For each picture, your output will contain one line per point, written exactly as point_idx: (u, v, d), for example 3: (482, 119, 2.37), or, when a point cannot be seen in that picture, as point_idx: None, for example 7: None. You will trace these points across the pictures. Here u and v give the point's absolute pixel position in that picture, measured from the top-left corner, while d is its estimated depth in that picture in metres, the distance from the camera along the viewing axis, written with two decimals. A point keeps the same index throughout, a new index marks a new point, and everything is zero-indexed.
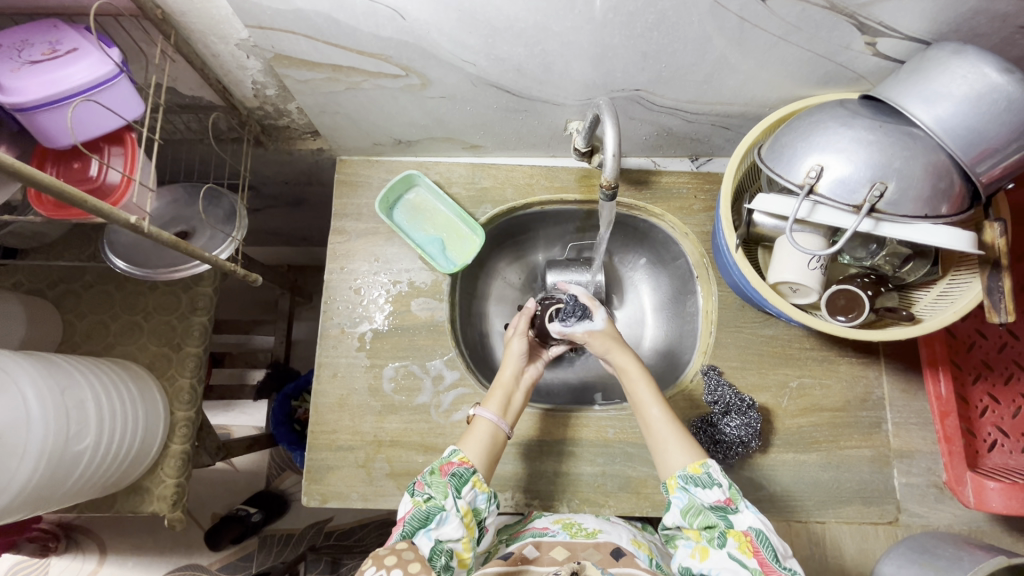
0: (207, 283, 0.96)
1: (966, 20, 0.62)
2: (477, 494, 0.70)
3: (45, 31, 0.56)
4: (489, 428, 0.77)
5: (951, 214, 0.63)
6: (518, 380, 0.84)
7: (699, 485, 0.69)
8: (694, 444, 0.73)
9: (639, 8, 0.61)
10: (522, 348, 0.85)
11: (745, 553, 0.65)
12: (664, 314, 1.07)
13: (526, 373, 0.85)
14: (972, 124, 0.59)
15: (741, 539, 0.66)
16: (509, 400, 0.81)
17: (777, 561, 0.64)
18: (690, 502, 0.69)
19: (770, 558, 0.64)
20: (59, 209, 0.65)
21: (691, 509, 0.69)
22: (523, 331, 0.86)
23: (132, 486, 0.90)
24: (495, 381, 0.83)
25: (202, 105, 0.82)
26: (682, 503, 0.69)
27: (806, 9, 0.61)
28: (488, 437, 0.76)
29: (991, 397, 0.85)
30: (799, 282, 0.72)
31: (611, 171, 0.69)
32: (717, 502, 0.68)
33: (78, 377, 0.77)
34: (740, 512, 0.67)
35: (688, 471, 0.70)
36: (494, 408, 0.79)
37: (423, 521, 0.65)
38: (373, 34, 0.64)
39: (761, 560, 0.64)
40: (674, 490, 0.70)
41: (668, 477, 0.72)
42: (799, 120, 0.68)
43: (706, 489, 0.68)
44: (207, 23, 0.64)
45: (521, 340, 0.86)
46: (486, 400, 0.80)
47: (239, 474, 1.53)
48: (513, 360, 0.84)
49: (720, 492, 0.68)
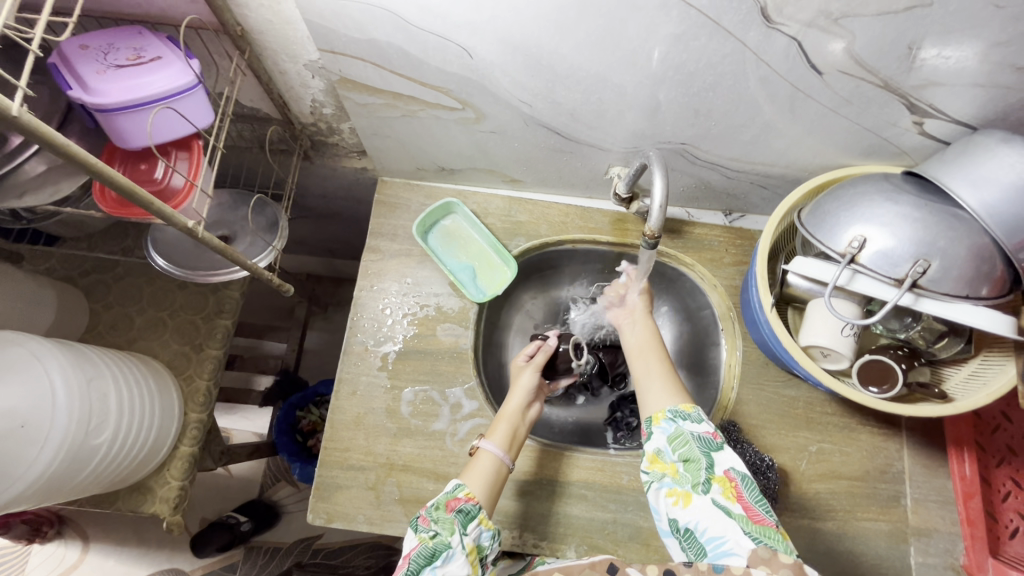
0: (235, 287, 0.97)
1: (1015, 110, 0.63)
2: (483, 530, 0.68)
3: (130, 38, 0.59)
4: (493, 463, 0.75)
5: (991, 297, 0.64)
6: (523, 415, 0.82)
7: (689, 419, 0.68)
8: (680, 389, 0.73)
9: (699, 69, 0.63)
10: (529, 382, 0.84)
11: (729, 498, 0.61)
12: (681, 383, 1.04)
13: (531, 410, 0.84)
14: (1018, 212, 0.60)
15: (726, 484, 0.63)
16: (515, 431, 0.80)
17: (760, 505, 0.60)
18: (678, 431, 0.67)
19: (754, 502, 0.61)
20: (121, 208, 0.67)
21: (677, 436, 0.66)
22: (536, 365, 0.86)
23: (136, 484, 0.88)
24: (499, 413, 0.82)
25: (260, 116, 0.85)
26: (668, 432, 0.67)
27: (860, 86, 0.63)
28: (491, 471, 0.74)
29: (1015, 483, 0.85)
30: (830, 347, 0.72)
31: (656, 221, 0.70)
32: (705, 433, 0.66)
33: (103, 369, 0.77)
34: (723, 451, 0.65)
35: (678, 408, 0.69)
36: (498, 440, 0.77)
37: (429, 559, 0.63)
38: (439, 69, 0.66)
39: (746, 506, 0.61)
40: (659, 421, 0.69)
41: (656, 411, 0.71)
42: (842, 189, 0.70)
43: (695, 423, 0.67)
44: (282, 42, 0.67)
45: (532, 375, 0.84)
46: (490, 432, 0.79)
47: (233, 480, 1.51)
48: (520, 394, 0.82)
49: (707, 426, 0.67)
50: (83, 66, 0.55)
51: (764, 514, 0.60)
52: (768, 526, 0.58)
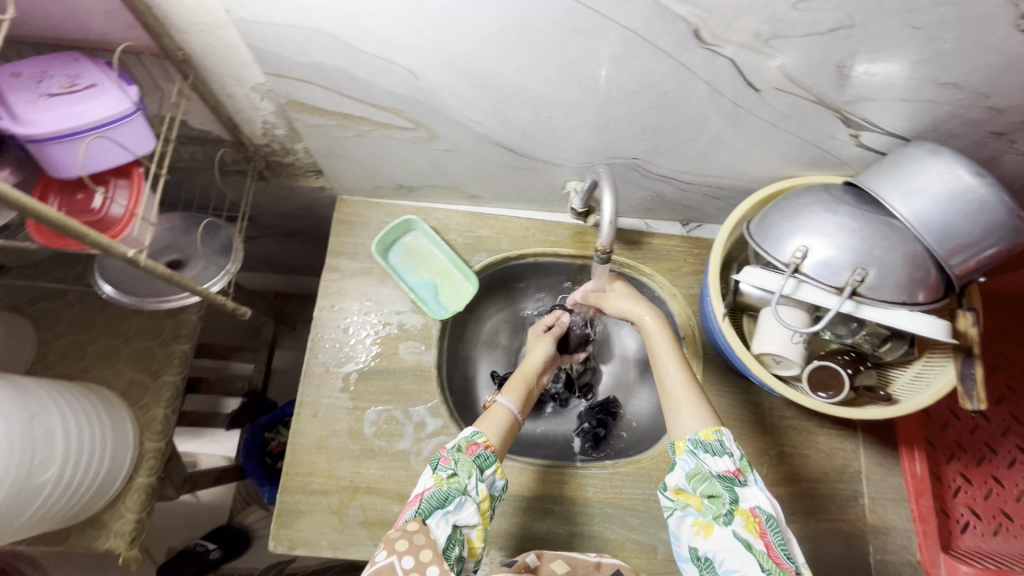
0: (192, 310, 0.95)
1: (942, 123, 0.66)
2: (495, 480, 0.70)
3: (66, 64, 0.58)
4: (508, 416, 0.77)
5: (927, 302, 0.66)
6: (537, 380, 0.87)
7: (710, 451, 0.66)
8: (707, 407, 0.71)
9: (642, 88, 0.65)
10: (546, 349, 0.90)
11: (751, 533, 0.62)
12: (647, 390, 1.05)
13: (543, 379, 0.90)
14: (946, 220, 0.63)
15: (749, 518, 0.63)
16: (528, 393, 0.84)
17: (783, 546, 0.60)
18: (697, 466, 0.66)
19: (776, 542, 0.61)
20: (56, 240, 0.65)
21: (697, 473, 0.65)
22: (554, 335, 0.92)
23: (89, 520, 0.85)
24: (517, 372, 0.86)
25: (211, 138, 0.84)
26: (687, 467, 0.66)
27: (796, 101, 0.65)
28: (506, 422, 0.76)
29: (964, 478, 0.89)
30: (782, 354, 0.74)
31: (606, 236, 0.71)
32: (726, 471, 0.65)
33: (48, 403, 0.74)
34: (747, 487, 0.65)
35: (699, 436, 0.68)
36: (513, 398, 0.81)
37: (442, 502, 0.64)
38: (387, 90, 0.66)
39: (768, 543, 0.61)
40: (681, 452, 0.68)
41: (678, 439, 0.69)
42: (786, 201, 0.72)
43: (716, 457, 0.66)
44: (227, 66, 0.67)
45: (551, 345, 0.90)
46: (507, 389, 0.82)
47: (203, 507, 1.47)
48: (538, 356, 0.88)
49: (730, 462, 0.65)
50: (14, 95, 0.54)
51: (786, 557, 0.60)
52: (788, 569, 0.58)
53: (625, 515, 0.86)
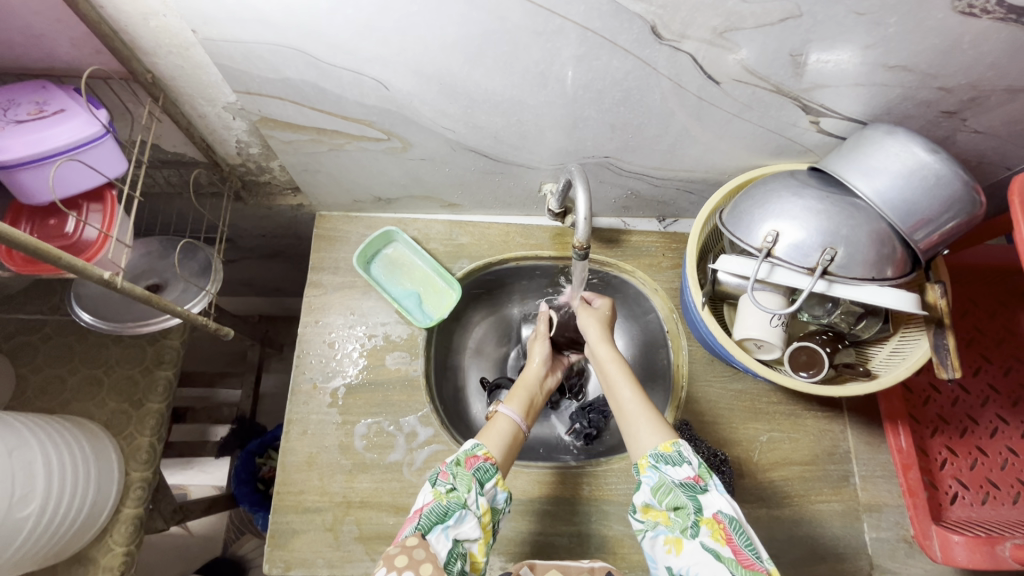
0: (175, 336, 0.93)
1: (896, 105, 0.69)
2: (497, 492, 0.69)
3: (33, 91, 0.58)
4: (510, 426, 0.76)
5: (896, 277, 0.68)
6: (541, 386, 0.86)
7: (670, 462, 0.66)
8: (666, 425, 0.71)
9: (607, 86, 0.67)
10: (543, 353, 0.89)
11: (718, 541, 0.61)
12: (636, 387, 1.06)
13: (547, 382, 0.88)
14: (907, 197, 0.65)
15: (714, 526, 0.62)
16: (532, 402, 0.83)
17: (750, 548, 0.60)
18: (660, 480, 0.65)
19: (743, 545, 0.60)
20: (30, 265, 0.65)
21: (661, 486, 0.65)
22: (543, 335, 0.91)
23: (74, 556, 0.83)
24: (518, 382, 0.86)
25: (185, 160, 0.84)
26: (652, 482, 0.66)
27: (756, 92, 0.68)
28: (510, 432, 0.75)
29: (949, 450, 0.91)
30: (762, 338, 0.76)
31: (583, 232, 0.73)
32: (686, 479, 0.64)
33: (26, 435, 0.73)
34: (709, 493, 0.64)
35: (659, 450, 0.67)
36: (515, 406, 0.79)
37: (441, 516, 0.63)
38: (357, 102, 0.67)
39: (735, 549, 0.60)
40: (644, 469, 0.67)
41: (640, 457, 0.69)
42: (756, 188, 0.74)
43: (676, 466, 0.65)
44: (197, 87, 0.67)
45: (543, 346, 0.90)
46: (509, 400, 0.81)
47: (193, 539, 1.45)
48: (536, 362, 0.88)
49: (689, 469, 0.65)
50: None
51: (753, 558, 0.59)
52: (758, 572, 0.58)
53: (622, 511, 0.86)
